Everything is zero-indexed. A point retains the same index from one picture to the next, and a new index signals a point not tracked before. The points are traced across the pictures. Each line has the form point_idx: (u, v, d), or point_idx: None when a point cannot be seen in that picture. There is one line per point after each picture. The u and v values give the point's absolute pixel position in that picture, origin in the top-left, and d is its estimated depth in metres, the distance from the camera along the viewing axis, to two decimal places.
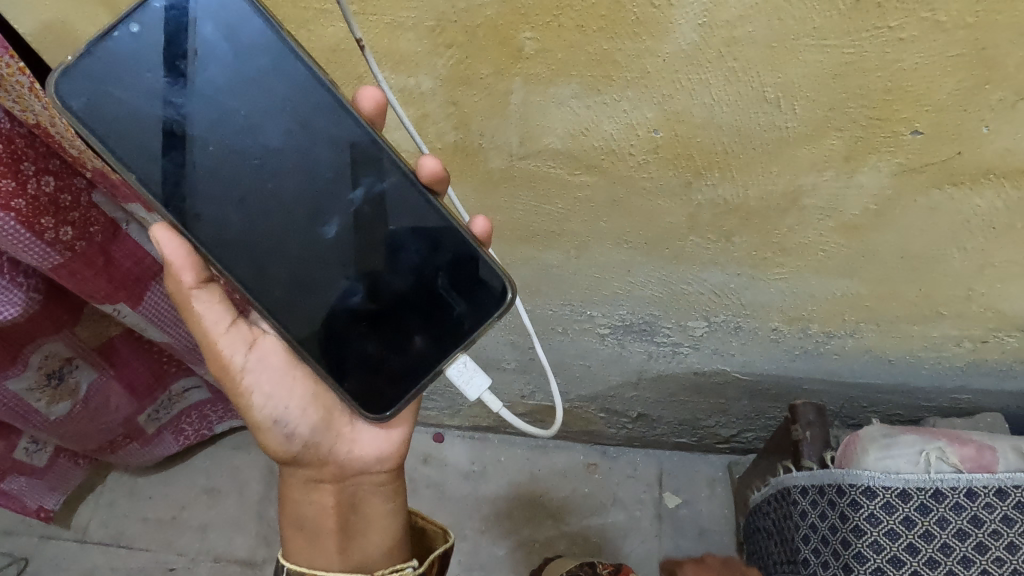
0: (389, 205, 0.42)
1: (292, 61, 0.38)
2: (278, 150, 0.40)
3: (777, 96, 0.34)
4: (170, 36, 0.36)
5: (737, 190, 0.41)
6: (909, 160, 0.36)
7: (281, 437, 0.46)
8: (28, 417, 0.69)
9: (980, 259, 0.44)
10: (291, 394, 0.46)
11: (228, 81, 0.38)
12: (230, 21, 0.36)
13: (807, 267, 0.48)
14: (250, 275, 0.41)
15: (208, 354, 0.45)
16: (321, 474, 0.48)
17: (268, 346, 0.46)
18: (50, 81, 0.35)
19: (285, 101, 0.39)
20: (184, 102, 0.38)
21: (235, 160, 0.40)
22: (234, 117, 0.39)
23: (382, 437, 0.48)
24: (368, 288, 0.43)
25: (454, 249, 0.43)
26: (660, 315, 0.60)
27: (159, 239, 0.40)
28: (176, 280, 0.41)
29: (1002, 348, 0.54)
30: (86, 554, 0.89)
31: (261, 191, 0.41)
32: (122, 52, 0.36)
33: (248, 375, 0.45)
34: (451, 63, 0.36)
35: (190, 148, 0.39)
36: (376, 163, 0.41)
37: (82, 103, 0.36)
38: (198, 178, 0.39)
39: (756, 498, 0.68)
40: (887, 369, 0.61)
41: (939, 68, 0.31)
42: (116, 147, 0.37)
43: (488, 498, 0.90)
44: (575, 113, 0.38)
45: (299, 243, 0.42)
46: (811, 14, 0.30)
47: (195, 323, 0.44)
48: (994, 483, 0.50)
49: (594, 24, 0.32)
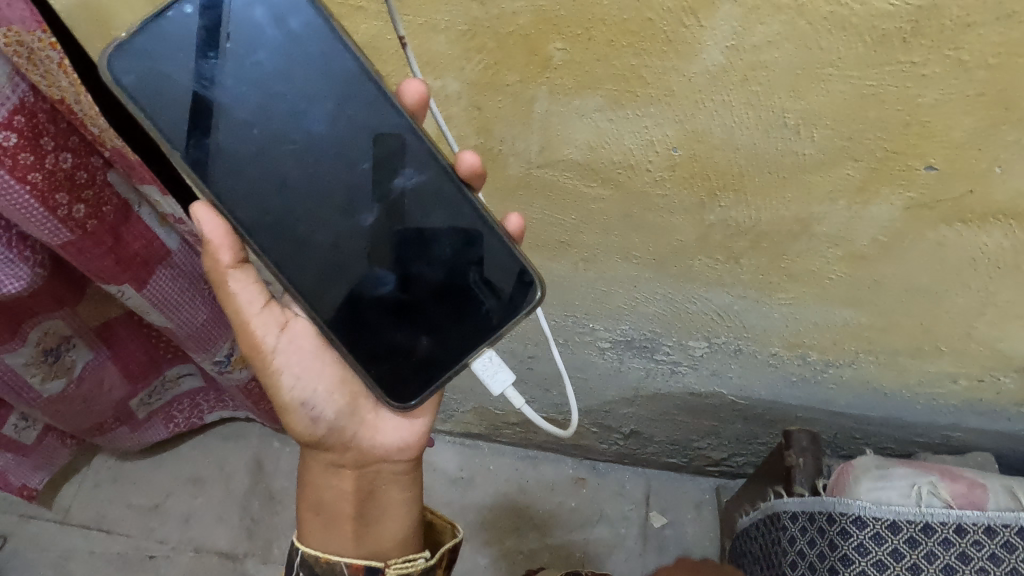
0: (426, 199, 0.43)
1: (339, 50, 0.38)
2: (319, 136, 0.41)
3: (797, 123, 0.35)
4: (223, 19, 0.38)
5: (749, 213, 0.42)
6: (922, 195, 0.37)
7: (307, 420, 0.47)
8: (21, 393, 0.69)
9: (982, 297, 0.44)
10: (319, 377, 0.47)
11: (274, 64, 0.39)
12: (282, 9, 0.38)
13: (811, 294, 0.49)
14: (283, 256, 0.43)
15: (241, 334, 0.45)
16: (342, 459, 0.49)
17: (299, 329, 0.47)
18: (103, 56, 0.36)
19: (330, 89, 0.40)
20: (230, 84, 0.39)
21: (276, 145, 0.41)
22: (280, 102, 0.40)
23: (404, 426, 0.49)
24: (400, 278, 0.45)
25: (488, 245, 0.44)
26: (662, 333, 0.60)
27: (200, 217, 0.41)
28: (214, 259, 0.42)
29: (997, 388, 0.55)
30: (66, 536, 0.88)
31: (295, 178, 0.42)
32: (174, 31, 0.37)
33: (278, 357, 0.46)
34: (479, 68, 0.37)
35: (233, 130, 0.40)
36: (419, 156, 0.41)
37: (133, 80, 0.37)
38: (240, 161, 0.41)
39: (743, 522, 0.68)
40: (881, 402, 0.61)
41: (957, 106, 0.32)
42: (163, 124, 0.38)
43: (474, 505, 0.89)
44: (597, 126, 0.38)
45: (332, 230, 0.43)
46: (838, 43, 0.30)
47: (229, 303, 0.44)
48: (983, 520, 0.50)
49: (624, 39, 0.33)
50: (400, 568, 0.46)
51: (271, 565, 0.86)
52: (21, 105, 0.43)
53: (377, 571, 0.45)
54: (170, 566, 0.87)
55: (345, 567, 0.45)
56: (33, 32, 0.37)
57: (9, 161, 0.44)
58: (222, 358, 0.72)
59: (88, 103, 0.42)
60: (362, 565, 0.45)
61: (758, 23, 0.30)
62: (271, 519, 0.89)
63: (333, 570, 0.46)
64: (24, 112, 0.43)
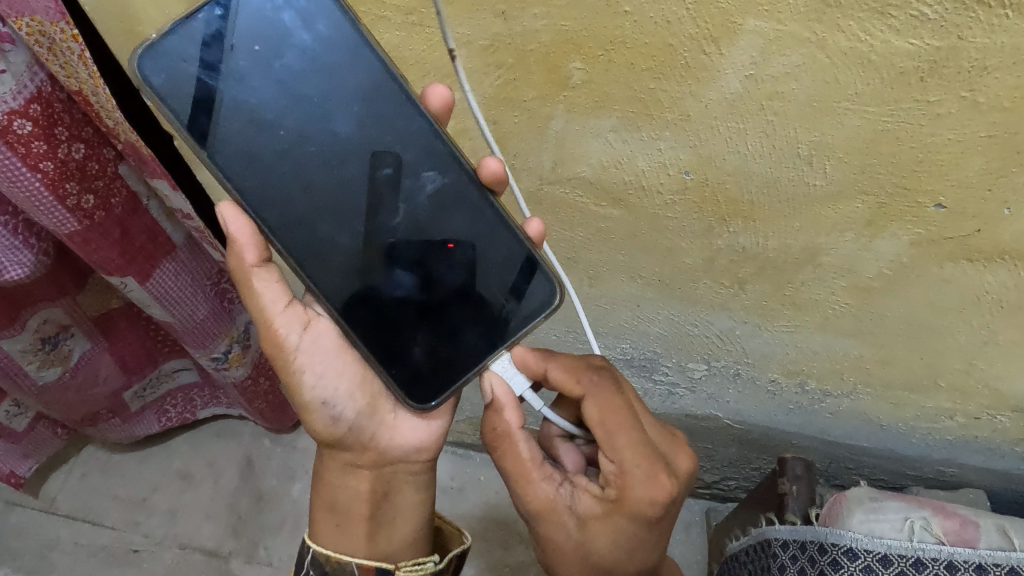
0: (447, 202, 0.44)
1: (365, 54, 0.39)
2: (344, 139, 0.42)
3: (810, 154, 0.35)
4: (252, 23, 0.39)
5: (758, 240, 0.42)
6: (930, 232, 0.37)
7: (327, 419, 0.46)
8: (17, 379, 0.68)
9: (983, 335, 0.44)
10: (340, 376, 0.46)
11: (302, 67, 0.40)
12: (310, 12, 0.39)
13: (813, 324, 0.49)
14: (304, 256, 0.43)
15: (263, 335, 0.44)
16: (360, 459, 0.48)
17: (322, 329, 0.45)
18: (133, 57, 0.37)
19: (356, 91, 0.41)
20: (257, 85, 0.40)
21: (301, 146, 0.42)
22: (306, 103, 0.41)
23: (423, 427, 0.49)
24: (421, 279, 0.45)
25: (508, 249, 0.45)
26: (662, 353, 0.61)
27: (225, 216, 0.40)
28: (239, 258, 0.41)
29: (993, 427, 0.55)
30: (52, 525, 0.88)
31: (321, 178, 0.42)
32: (203, 33, 0.38)
33: (300, 356, 0.44)
34: (498, 82, 0.37)
35: (260, 132, 0.41)
36: (440, 159, 0.43)
37: (163, 81, 0.38)
38: (265, 160, 0.41)
39: (735, 547, 0.66)
40: (878, 434, 0.61)
41: (970, 146, 0.32)
42: (191, 125, 0.39)
43: (464, 515, 0.89)
44: (611, 147, 0.39)
45: (352, 231, 0.43)
46: (855, 79, 0.31)
47: (252, 303, 0.43)
48: (974, 558, 0.49)
49: (643, 62, 0.33)
50: (411, 571, 0.47)
51: (258, 565, 0.86)
52: (39, 94, 0.43)
53: (388, 572, 0.47)
54: (156, 561, 0.86)
55: (355, 567, 0.46)
56: (56, 23, 0.37)
57: (22, 149, 0.44)
58: (220, 355, 0.71)
59: (106, 96, 0.42)
60: (373, 567, 0.46)
61: (778, 54, 0.31)
62: (261, 519, 0.88)
63: (344, 569, 0.47)
64: (41, 100, 0.43)
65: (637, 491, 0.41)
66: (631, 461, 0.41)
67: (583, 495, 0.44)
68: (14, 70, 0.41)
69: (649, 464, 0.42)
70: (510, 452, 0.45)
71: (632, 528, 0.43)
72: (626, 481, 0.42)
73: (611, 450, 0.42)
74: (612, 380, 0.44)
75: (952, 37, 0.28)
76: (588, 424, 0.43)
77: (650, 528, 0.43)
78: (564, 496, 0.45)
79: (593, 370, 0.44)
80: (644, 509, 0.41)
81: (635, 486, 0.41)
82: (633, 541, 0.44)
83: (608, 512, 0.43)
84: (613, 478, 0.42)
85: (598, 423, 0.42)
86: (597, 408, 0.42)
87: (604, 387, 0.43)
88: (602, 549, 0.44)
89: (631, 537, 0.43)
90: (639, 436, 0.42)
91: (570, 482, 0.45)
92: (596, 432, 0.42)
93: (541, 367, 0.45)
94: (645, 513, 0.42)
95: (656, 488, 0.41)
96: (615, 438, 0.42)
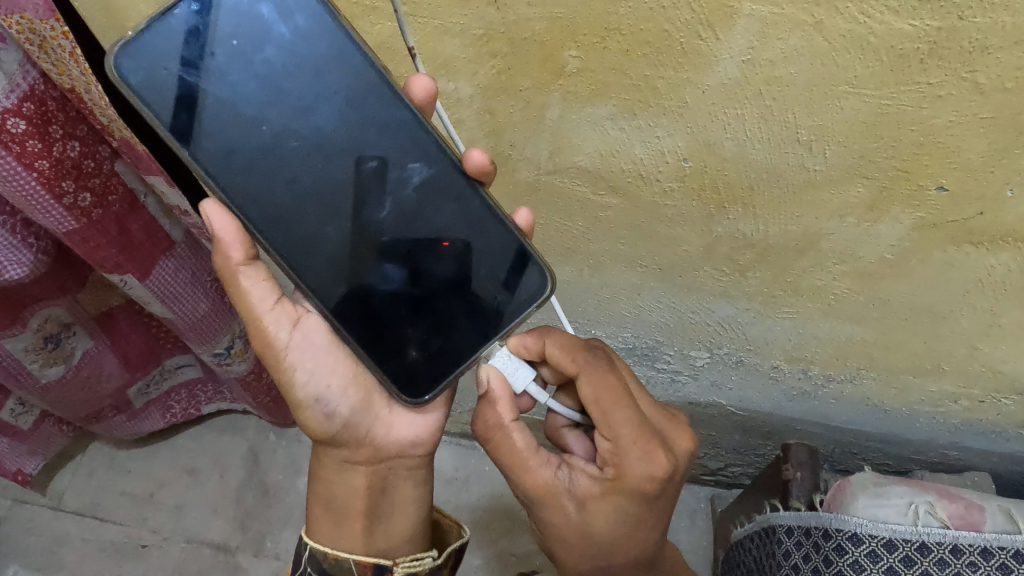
0: (437, 193, 0.44)
1: (347, 47, 0.39)
2: (328, 132, 0.42)
3: (810, 139, 0.35)
4: (230, 16, 0.39)
5: (758, 227, 0.42)
6: (931, 216, 0.37)
7: (321, 416, 0.46)
8: (20, 378, 0.69)
9: (988, 318, 0.44)
10: (333, 372, 0.46)
11: (283, 62, 0.40)
12: (290, 7, 0.39)
13: (815, 309, 0.48)
14: (296, 252, 0.42)
15: (254, 333, 0.44)
16: (357, 456, 0.48)
17: (313, 325, 0.45)
18: (108, 53, 0.36)
19: (339, 85, 0.41)
20: (238, 81, 0.40)
21: (287, 140, 0.41)
22: (289, 98, 0.41)
23: (417, 422, 0.49)
24: (410, 274, 0.45)
25: (498, 240, 0.44)
26: (663, 342, 0.61)
27: (210, 215, 0.39)
28: (224, 256, 0.40)
29: (997, 410, 0.54)
30: (59, 522, 0.89)
31: (308, 172, 0.42)
32: (180, 29, 0.38)
33: (291, 353, 0.45)
34: (492, 72, 0.37)
35: (243, 128, 0.40)
36: (427, 150, 0.43)
37: (141, 79, 0.37)
38: (252, 156, 0.41)
39: (738, 534, 0.66)
40: (881, 419, 0.61)
41: (971, 127, 0.31)
42: (172, 123, 0.38)
43: (469, 505, 0.90)
44: (608, 135, 0.38)
45: (345, 226, 0.43)
46: (854, 62, 0.30)
47: (240, 302, 0.43)
48: (979, 542, 0.49)
49: (639, 49, 0.33)
50: (409, 566, 0.48)
51: (265, 559, 0.87)
52: (31, 92, 0.42)
53: (385, 570, 0.47)
54: (163, 557, 0.87)
55: (353, 565, 0.47)
56: (46, 20, 0.36)
57: (18, 148, 0.43)
58: (222, 350, 0.71)
59: (99, 93, 0.41)
60: (371, 563, 0.47)
61: (775, 38, 0.30)
62: (266, 513, 0.89)
63: (341, 567, 0.47)
64: (34, 99, 0.43)
65: (635, 468, 0.41)
66: (627, 438, 0.41)
67: (580, 477, 0.44)
68: (7, 69, 0.40)
69: (644, 441, 0.41)
70: (506, 440, 0.45)
71: (631, 506, 0.43)
72: (623, 458, 0.41)
73: (607, 428, 0.42)
74: (608, 360, 0.43)
75: (953, 18, 0.27)
76: (583, 403, 0.42)
77: (648, 505, 0.43)
78: (563, 480, 0.45)
79: (589, 350, 0.43)
80: (642, 486, 0.41)
81: (632, 463, 0.41)
82: (632, 520, 0.43)
83: (607, 491, 0.43)
84: (610, 456, 0.42)
85: (593, 403, 0.42)
86: (592, 388, 0.42)
87: (600, 365, 0.43)
88: (601, 529, 0.44)
89: (630, 515, 0.43)
90: (635, 413, 0.42)
91: (568, 465, 0.45)
92: (592, 411, 0.42)
93: (539, 346, 0.45)
94: (644, 490, 0.41)
95: (653, 464, 0.41)
96: (610, 416, 0.41)
